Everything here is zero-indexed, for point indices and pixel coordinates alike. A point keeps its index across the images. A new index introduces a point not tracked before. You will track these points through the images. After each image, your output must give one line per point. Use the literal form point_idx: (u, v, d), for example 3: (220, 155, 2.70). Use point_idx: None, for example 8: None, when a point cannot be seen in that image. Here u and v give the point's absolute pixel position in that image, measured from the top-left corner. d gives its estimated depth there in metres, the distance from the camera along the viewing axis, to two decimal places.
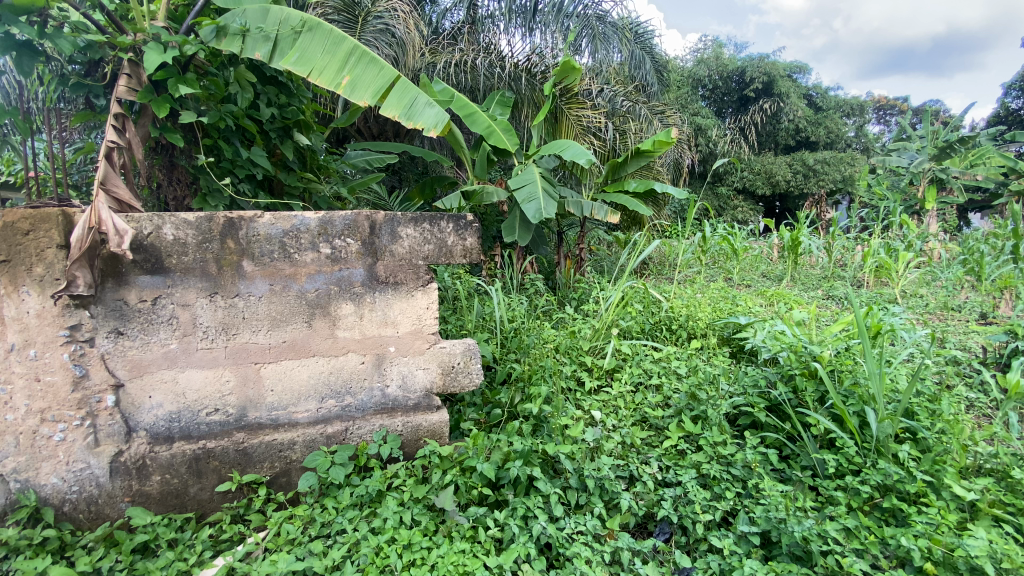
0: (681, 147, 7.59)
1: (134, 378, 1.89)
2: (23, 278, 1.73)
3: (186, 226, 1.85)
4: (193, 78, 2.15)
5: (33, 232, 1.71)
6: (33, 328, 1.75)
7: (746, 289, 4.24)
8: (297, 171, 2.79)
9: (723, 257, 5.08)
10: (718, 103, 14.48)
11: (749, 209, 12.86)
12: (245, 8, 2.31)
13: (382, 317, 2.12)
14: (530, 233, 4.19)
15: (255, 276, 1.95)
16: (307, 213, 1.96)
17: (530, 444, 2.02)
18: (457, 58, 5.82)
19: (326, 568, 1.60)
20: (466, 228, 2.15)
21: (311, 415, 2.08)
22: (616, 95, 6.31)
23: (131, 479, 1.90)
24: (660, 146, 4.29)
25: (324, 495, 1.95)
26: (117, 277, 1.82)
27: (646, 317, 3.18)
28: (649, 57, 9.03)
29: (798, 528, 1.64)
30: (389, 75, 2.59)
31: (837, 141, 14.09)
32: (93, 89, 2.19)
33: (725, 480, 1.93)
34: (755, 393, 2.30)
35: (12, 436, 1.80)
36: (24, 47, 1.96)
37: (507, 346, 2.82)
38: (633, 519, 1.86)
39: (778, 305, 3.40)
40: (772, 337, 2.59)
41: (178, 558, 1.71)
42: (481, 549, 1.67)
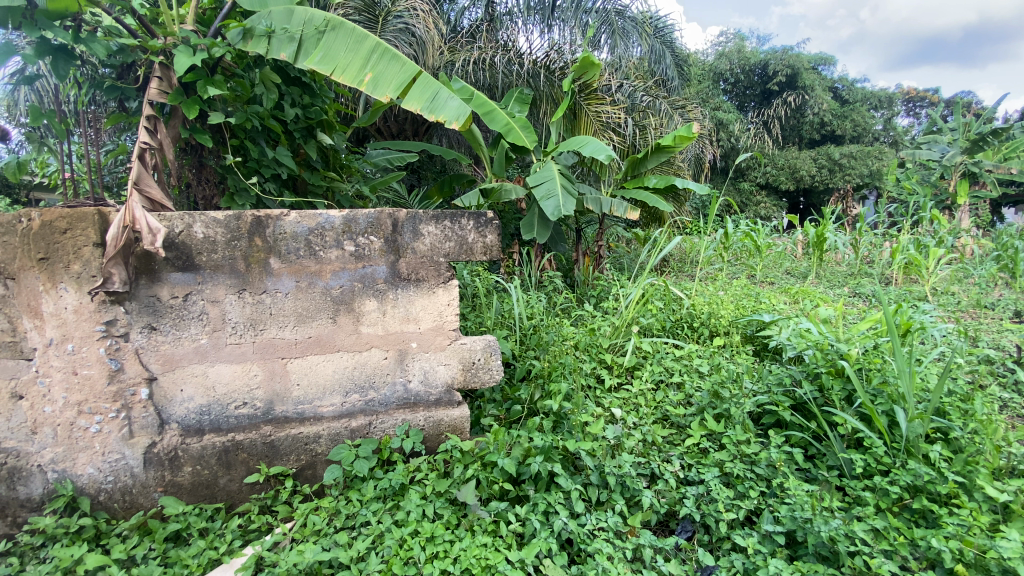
0: (702, 142, 7.49)
1: (167, 372, 1.95)
2: (62, 275, 1.79)
3: (215, 224, 1.90)
4: (221, 80, 2.21)
5: (70, 231, 1.78)
6: (71, 323, 1.82)
7: (769, 286, 4.17)
8: (320, 171, 2.84)
9: (746, 253, 4.99)
10: (741, 97, 14.25)
11: (772, 205, 12.62)
12: (270, 9, 2.35)
13: (404, 313, 2.15)
14: (548, 230, 4.19)
15: (281, 273, 1.99)
16: (331, 211, 1.99)
17: (551, 440, 2.02)
18: (476, 56, 5.83)
19: (352, 559, 1.63)
20: (487, 226, 2.16)
21: (336, 409, 2.12)
22: (635, 90, 6.25)
23: (164, 469, 1.95)
24: (681, 141, 4.24)
25: (349, 488, 1.98)
26: (150, 274, 1.88)
27: (667, 314, 3.15)
28: (670, 52, 8.94)
29: (825, 528, 1.61)
30: (411, 71, 2.64)
31: (864, 135, 13.73)
32: (126, 92, 2.26)
33: (750, 479, 1.91)
34: (779, 392, 2.26)
35: (51, 427, 1.88)
36: (59, 52, 2.04)
37: (527, 343, 2.83)
38: (655, 517, 1.85)
39: (803, 302, 3.33)
40: (797, 335, 2.54)
41: (209, 547, 1.77)
42: (503, 543, 1.69)
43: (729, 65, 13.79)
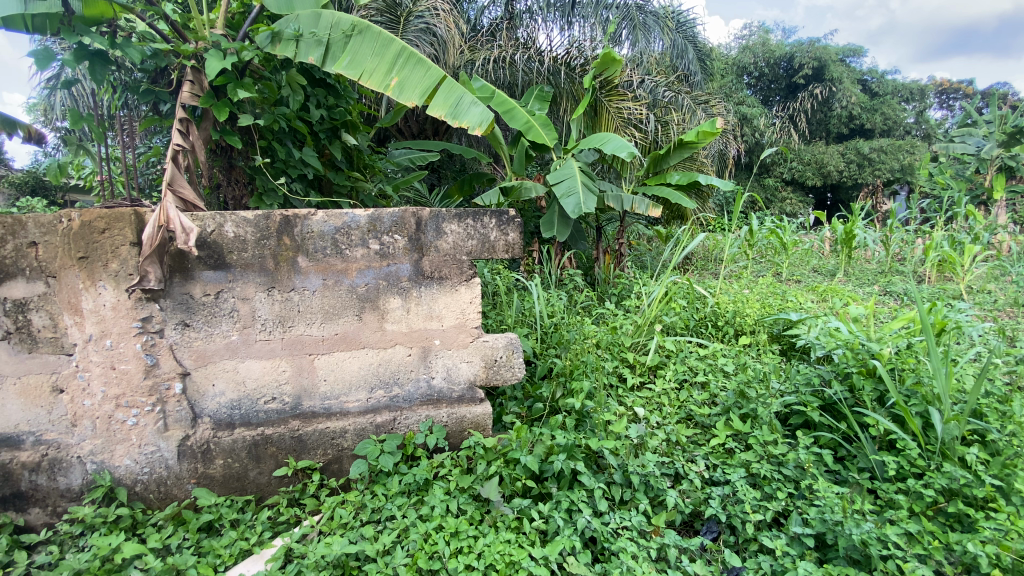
0: (726, 138, 7.37)
1: (199, 367, 2.01)
2: (101, 273, 1.86)
3: (245, 224, 1.94)
4: (250, 82, 2.26)
5: (108, 231, 1.85)
6: (109, 319, 1.89)
7: (796, 284, 4.07)
8: (345, 171, 2.90)
9: (771, 251, 4.89)
10: (765, 91, 13.97)
11: (798, 201, 12.31)
12: (299, 13, 2.41)
13: (428, 311, 2.17)
14: (568, 228, 4.17)
15: (309, 271, 2.03)
16: (357, 210, 2.03)
17: (573, 438, 2.02)
18: (496, 55, 5.84)
19: (378, 552, 1.66)
20: (509, 223, 2.17)
21: (361, 405, 2.15)
22: (657, 85, 6.18)
23: (197, 462, 2.01)
24: (704, 137, 4.17)
25: (374, 482, 2.02)
26: (183, 272, 1.94)
27: (690, 313, 3.11)
28: (693, 46, 8.82)
29: (856, 531, 1.58)
30: (436, 76, 2.61)
31: (895, 128, 13.32)
32: (159, 96, 2.32)
33: (777, 480, 1.88)
34: (808, 392, 2.21)
35: (90, 420, 1.95)
36: (96, 56, 2.09)
37: (547, 342, 2.82)
38: (679, 517, 1.83)
39: (832, 300, 3.25)
40: (826, 333, 2.48)
41: (240, 538, 1.82)
42: (526, 540, 1.69)
43: (753, 58, 13.52)
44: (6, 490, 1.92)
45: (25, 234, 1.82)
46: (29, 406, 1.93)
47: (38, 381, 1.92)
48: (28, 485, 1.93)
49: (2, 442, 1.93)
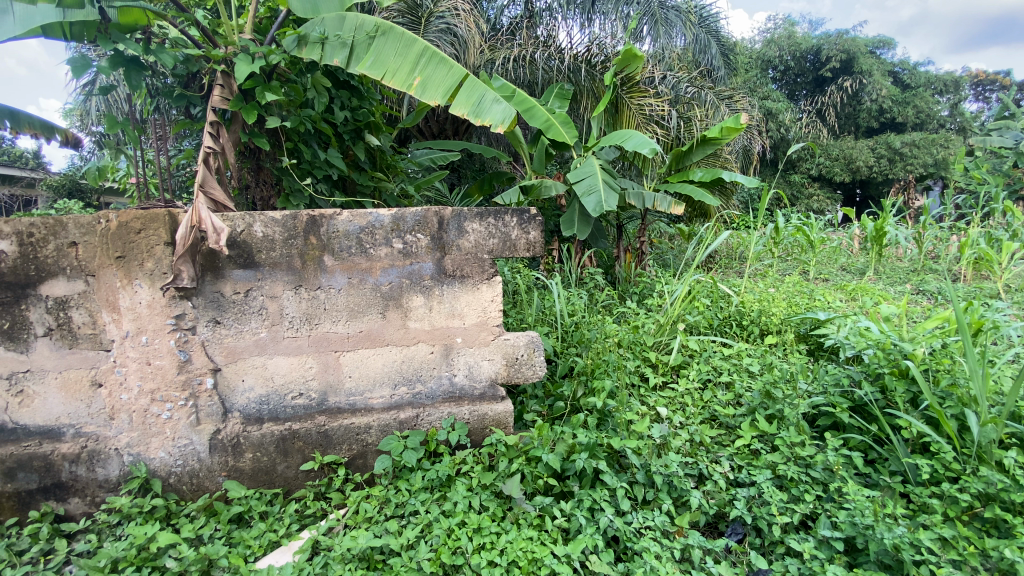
0: (750, 133, 7.23)
1: (229, 363, 2.06)
2: (137, 272, 1.93)
3: (274, 224, 1.99)
4: (277, 85, 2.31)
5: (144, 231, 1.91)
6: (145, 316, 1.96)
7: (824, 282, 3.97)
8: (368, 171, 2.95)
9: (798, 249, 4.77)
10: (791, 85, 13.65)
11: (825, 197, 11.96)
12: (324, 16, 2.45)
13: (449, 309, 2.19)
14: (589, 226, 4.15)
15: (335, 270, 2.07)
16: (381, 210, 2.05)
17: (595, 437, 2.01)
18: (517, 53, 5.84)
19: (402, 546, 1.69)
20: (530, 222, 2.17)
21: (385, 401, 2.19)
22: (680, 81, 6.11)
23: (227, 455, 2.07)
24: (728, 132, 4.11)
25: (397, 478, 2.05)
26: (214, 271, 2.00)
27: (714, 312, 3.06)
28: (716, 40, 8.69)
29: (888, 535, 1.54)
30: (458, 74, 2.61)
31: (928, 121, 12.86)
32: (191, 100, 2.39)
33: (805, 482, 1.84)
34: (836, 393, 2.16)
35: (127, 413, 2.03)
36: (131, 63, 2.17)
37: (568, 340, 2.82)
38: (704, 518, 1.81)
39: (861, 300, 3.16)
40: (855, 333, 2.42)
41: (269, 530, 1.88)
42: (549, 538, 1.70)
43: (779, 51, 13.24)
44: (48, 480, 2.00)
45: (66, 234, 1.89)
46: (69, 400, 2.01)
47: (78, 375, 2.00)
48: (68, 476, 2.01)
49: (44, 434, 2.02)
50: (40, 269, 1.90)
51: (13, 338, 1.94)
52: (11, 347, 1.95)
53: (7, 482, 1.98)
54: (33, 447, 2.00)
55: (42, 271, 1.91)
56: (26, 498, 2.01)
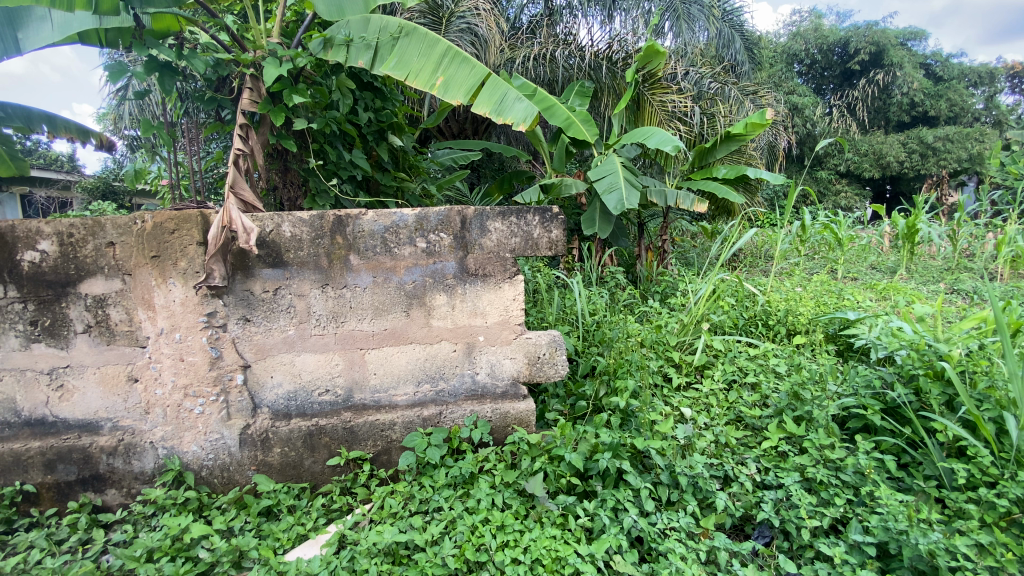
0: (775, 129, 7.08)
1: (259, 360, 2.12)
2: (171, 271, 1.99)
3: (302, 224, 2.03)
4: (303, 87, 2.36)
5: (177, 231, 1.97)
6: (178, 314, 2.02)
7: (853, 282, 3.86)
8: (391, 171, 2.99)
9: (825, 247, 4.65)
10: (818, 79, 13.33)
11: (854, 193, 11.63)
12: (349, 19, 2.49)
13: (472, 307, 2.20)
14: (610, 225, 4.12)
15: (360, 269, 2.10)
16: (405, 210, 2.08)
17: (618, 437, 2.00)
18: (537, 52, 5.83)
19: (426, 542, 1.71)
20: (552, 220, 2.16)
21: (409, 398, 2.22)
22: (703, 77, 6.02)
23: (257, 449, 2.12)
24: (753, 128, 4.04)
25: (421, 474, 2.07)
26: (245, 270, 2.05)
27: (739, 312, 3.01)
28: (740, 35, 8.55)
29: (923, 541, 1.50)
30: (480, 73, 2.62)
31: (963, 115, 12.44)
32: (221, 103, 2.45)
33: (835, 485, 1.80)
34: (868, 395, 2.10)
35: (162, 408, 2.09)
36: (165, 69, 2.24)
37: (590, 339, 2.80)
38: (730, 520, 1.79)
39: (894, 299, 3.08)
40: (888, 333, 2.36)
41: (297, 523, 1.92)
42: (572, 536, 1.70)
43: (805, 45, 12.93)
44: (86, 472, 2.08)
45: (104, 234, 1.96)
46: (107, 394, 2.08)
47: (116, 370, 2.07)
48: (105, 468, 2.09)
49: (84, 427, 2.10)
50: (80, 268, 1.98)
51: (54, 334, 2.02)
52: (52, 343, 2.03)
53: (48, 473, 2.06)
54: (73, 439, 2.08)
55: (82, 270, 1.98)
56: (65, 489, 2.09)
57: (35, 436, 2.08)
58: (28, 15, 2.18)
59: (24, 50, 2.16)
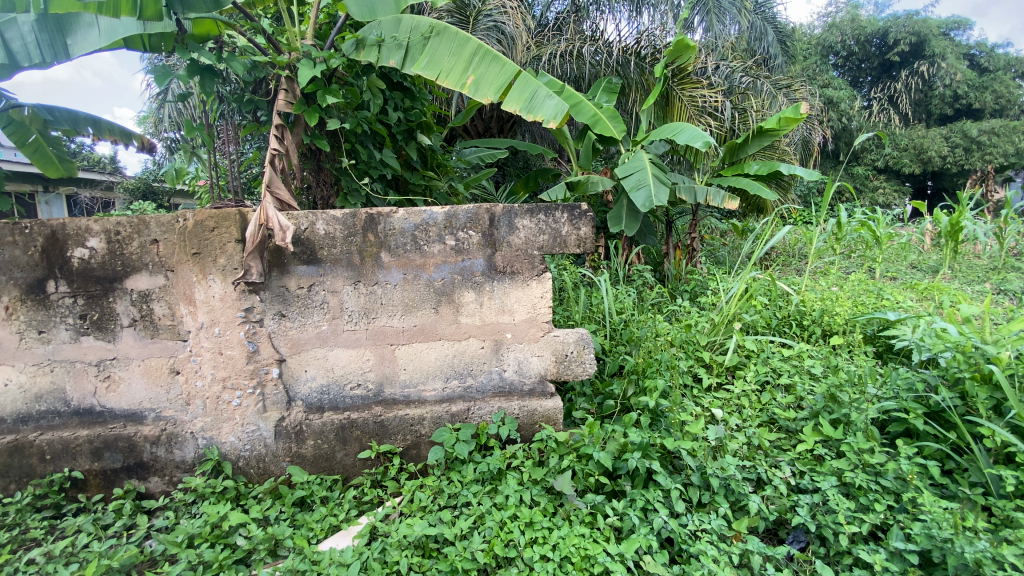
0: (810, 124, 6.88)
1: (294, 354, 2.17)
2: (211, 267, 2.06)
3: (335, 222, 2.08)
4: (336, 88, 2.40)
5: (217, 229, 2.04)
6: (218, 309, 2.09)
7: (893, 281, 3.72)
8: (420, 170, 3.03)
9: (862, 245, 4.50)
10: (855, 72, 12.87)
11: (892, 189, 11.17)
12: (381, 19, 2.53)
13: (500, 305, 2.21)
14: (637, 222, 4.08)
15: (391, 266, 2.14)
16: (434, 208, 2.10)
17: (648, 437, 1.97)
18: (563, 48, 5.80)
19: (455, 536, 1.73)
20: (581, 218, 2.15)
21: (438, 394, 2.24)
22: (734, 71, 5.90)
23: (291, 441, 2.18)
24: (786, 123, 3.92)
25: (449, 469, 2.10)
26: (280, 267, 2.10)
27: (772, 311, 2.94)
28: (773, 27, 8.34)
29: (969, 549, 1.44)
30: (510, 71, 2.62)
31: (1010, 107, 11.87)
32: (258, 104, 2.52)
33: (874, 490, 1.75)
34: (910, 398, 2.04)
35: (202, 400, 2.17)
36: (206, 71, 2.30)
37: (618, 338, 2.77)
38: (763, 523, 1.75)
39: (937, 300, 2.95)
40: (931, 334, 2.27)
41: (330, 514, 1.97)
42: (601, 535, 1.70)
43: (841, 36, 12.47)
44: (131, 460, 2.17)
45: (148, 232, 2.04)
46: (151, 385, 2.17)
47: (159, 363, 2.15)
48: (149, 456, 2.18)
49: (130, 417, 2.19)
50: (126, 264, 2.06)
51: (102, 328, 2.12)
52: (100, 336, 2.12)
53: (95, 460, 2.16)
54: (119, 428, 2.18)
55: (128, 266, 2.07)
56: (111, 476, 2.18)
57: (83, 425, 2.18)
58: (77, 20, 2.26)
59: (73, 56, 2.26)
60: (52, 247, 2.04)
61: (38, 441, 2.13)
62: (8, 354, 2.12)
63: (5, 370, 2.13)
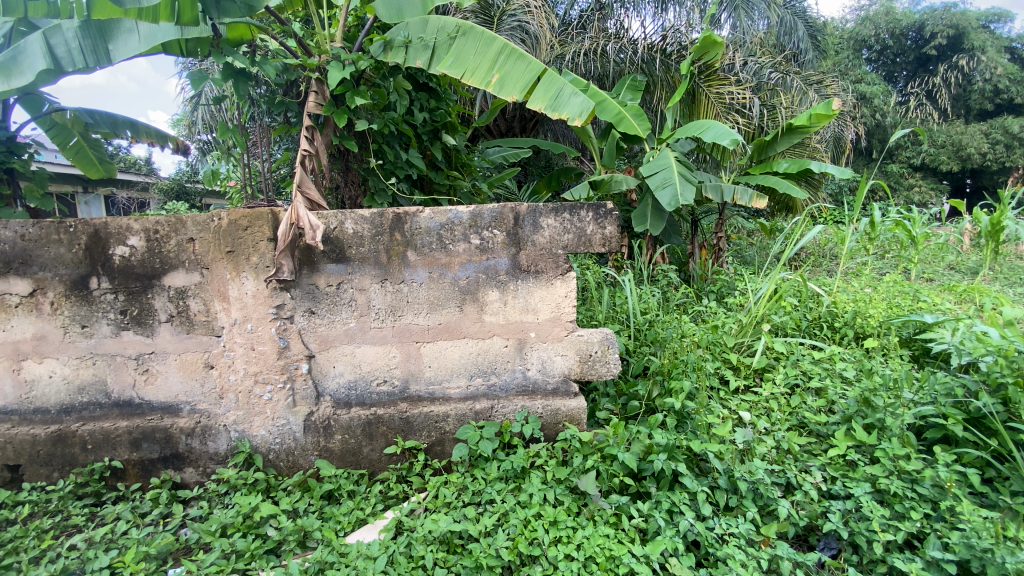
0: (842, 120, 6.70)
1: (323, 351, 2.22)
2: (244, 265, 2.12)
3: (363, 222, 2.12)
4: (365, 89, 2.44)
5: (250, 228, 2.09)
6: (250, 306, 2.15)
7: (930, 283, 3.60)
8: (445, 170, 3.06)
9: (897, 245, 4.36)
10: (889, 66, 12.48)
11: (929, 187, 10.76)
12: (408, 20, 2.56)
13: (524, 304, 2.21)
14: (662, 221, 4.03)
15: (417, 265, 2.17)
16: (460, 207, 2.12)
17: (674, 439, 1.95)
18: (587, 47, 5.76)
19: (480, 533, 1.74)
20: (606, 217, 2.15)
21: (462, 391, 2.26)
22: (763, 67, 5.79)
23: (320, 435, 2.23)
24: (818, 120, 3.83)
25: (473, 466, 2.12)
26: (310, 265, 2.15)
27: (802, 312, 2.88)
28: (803, 22, 8.15)
29: (1011, 560, 1.39)
30: (536, 69, 2.64)
31: None
32: (289, 106, 2.58)
33: (910, 498, 1.69)
34: (948, 403, 1.97)
35: (235, 393, 2.23)
36: (240, 75, 2.35)
37: (642, 338, 2.75)
38: (793, 529, 1.72)
39: (978, 303, 2.85)
40: (972, 338, 2.19)
41: (357, 508, 2.01)
42: (626, 537, 1.69)
43: (875, 29, 12.09)
44: (167, 451, 2.25)
45: (185, 231, 2.11)
46: (187, 378, 2.25)
47: (194, 357, 2.23)
48: (184, 447, 2.25)
49: (166, 409, 2.27)
50: (164, 262, 2.14)
51: (141, 323, 2.20)
52: (139, 331, 2.21)
53: (134, 450, 2.25)
54: (156, 420, 2.26)
55: (166, 263, 2.14)
56: (148, 466, 2.27)
57: (123, 416, 2.27)
58: (118, 27, 2.36)
59: (115, 61, 2.35)
60: (95, 244, 2.13)
61: (80, 431, 2.23)
62: (53, 347, 2.22)
63: (49, 363, 2.22)
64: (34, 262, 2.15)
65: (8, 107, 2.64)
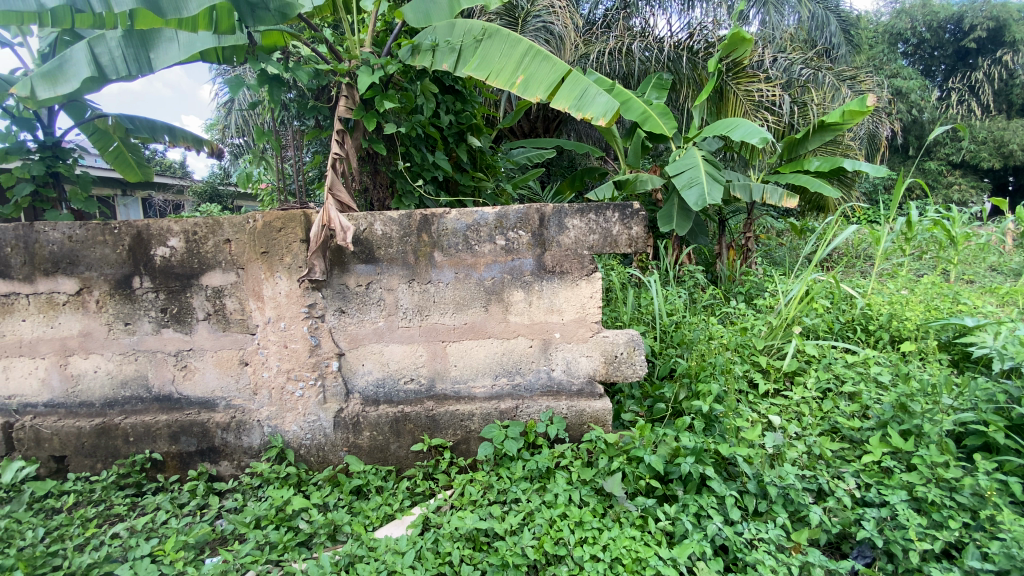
0: (876, 116, 6.51)
1: (352, 349, 2.27)
2: (278, 266, 2.19)
3: (392, 223, 2.16)
4: (393, 93, 2.48)
5: (284, 229, 2.16)
6: (283, 305, 2.22)
7: (970, 285, 3.47)
8: (470, 171, 3.09)
9: (935, 246, 4.21)
10: (926, 60, 12.05)
11: (970, 185, 10.35)
12: (435, 24, 2.61)
13: (549, 304, 2.22)
14: (689, 221, 3.98)
15: (444, 265, 2.20)
16: (486, 208, 2.14)
17: (701, 442, 1.93)
18: (612, 46, 5.72)
19: (505, 531, 1.75)
20: (632, 217, 2.13)
21: (487, 391, 2.29)
22: (793, 63, 5.66)
23: (349, 432, 2.28)
24: (851, 117, 3.73)
25: (498, 465, 2.14)
26: (341, 266, 2.21)
27: (835, 314, 2.82)
28: (836, 16, 7.94)
29: None
30: (560, 70, 2.64)
31: None
32: (320, 111, 2.65)
33: (949, 507, 1.64)
34: (990, 410, 1.90)
35: (268, 390, 2.30)
36: (273, 81, 2.41)
37: (668, 340, 2.72)
38: (825, 536, 1.68)
39: (1022, 305, 2.74)
40: (1016, 343, 2.10)
41: (385, 503, 2.05)
42: (652, 539, 1.69)
43: (911, 22, 11.68)
44: (204, 444, 2.34)
45: (222, 233, 2.19)
46: (223, 374, 2.33)
47: (230, 354, 2.31)
48: (220, 441, 2.33)
49: (204, 404, 2.36)
50: (202, 262, 2.22)
51: (181, 321, 2.29)
52: (178, 328, 2.30)
53: (172, 443, 2.34)
54: (194, 414, 2.35)
55: (203, 263, 2.23)
56: (186, 459, 2.35)
57: (162, 411, 2.36)
58: (159, 37, 2.47)
59: (156, 69, 2.46)
60: (137, 246, 2.23)
61: (123, 424, 2.33)
62: (98, 343, 2.32)
63: (94, 359, 2.34)
64: (80, 262, 2.25)
65: (55, 115, 2.78)
